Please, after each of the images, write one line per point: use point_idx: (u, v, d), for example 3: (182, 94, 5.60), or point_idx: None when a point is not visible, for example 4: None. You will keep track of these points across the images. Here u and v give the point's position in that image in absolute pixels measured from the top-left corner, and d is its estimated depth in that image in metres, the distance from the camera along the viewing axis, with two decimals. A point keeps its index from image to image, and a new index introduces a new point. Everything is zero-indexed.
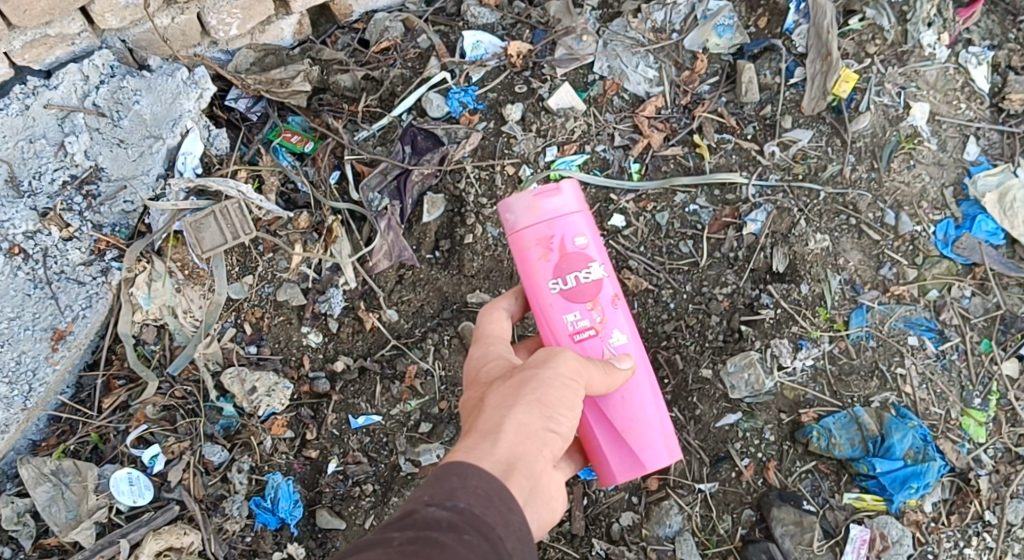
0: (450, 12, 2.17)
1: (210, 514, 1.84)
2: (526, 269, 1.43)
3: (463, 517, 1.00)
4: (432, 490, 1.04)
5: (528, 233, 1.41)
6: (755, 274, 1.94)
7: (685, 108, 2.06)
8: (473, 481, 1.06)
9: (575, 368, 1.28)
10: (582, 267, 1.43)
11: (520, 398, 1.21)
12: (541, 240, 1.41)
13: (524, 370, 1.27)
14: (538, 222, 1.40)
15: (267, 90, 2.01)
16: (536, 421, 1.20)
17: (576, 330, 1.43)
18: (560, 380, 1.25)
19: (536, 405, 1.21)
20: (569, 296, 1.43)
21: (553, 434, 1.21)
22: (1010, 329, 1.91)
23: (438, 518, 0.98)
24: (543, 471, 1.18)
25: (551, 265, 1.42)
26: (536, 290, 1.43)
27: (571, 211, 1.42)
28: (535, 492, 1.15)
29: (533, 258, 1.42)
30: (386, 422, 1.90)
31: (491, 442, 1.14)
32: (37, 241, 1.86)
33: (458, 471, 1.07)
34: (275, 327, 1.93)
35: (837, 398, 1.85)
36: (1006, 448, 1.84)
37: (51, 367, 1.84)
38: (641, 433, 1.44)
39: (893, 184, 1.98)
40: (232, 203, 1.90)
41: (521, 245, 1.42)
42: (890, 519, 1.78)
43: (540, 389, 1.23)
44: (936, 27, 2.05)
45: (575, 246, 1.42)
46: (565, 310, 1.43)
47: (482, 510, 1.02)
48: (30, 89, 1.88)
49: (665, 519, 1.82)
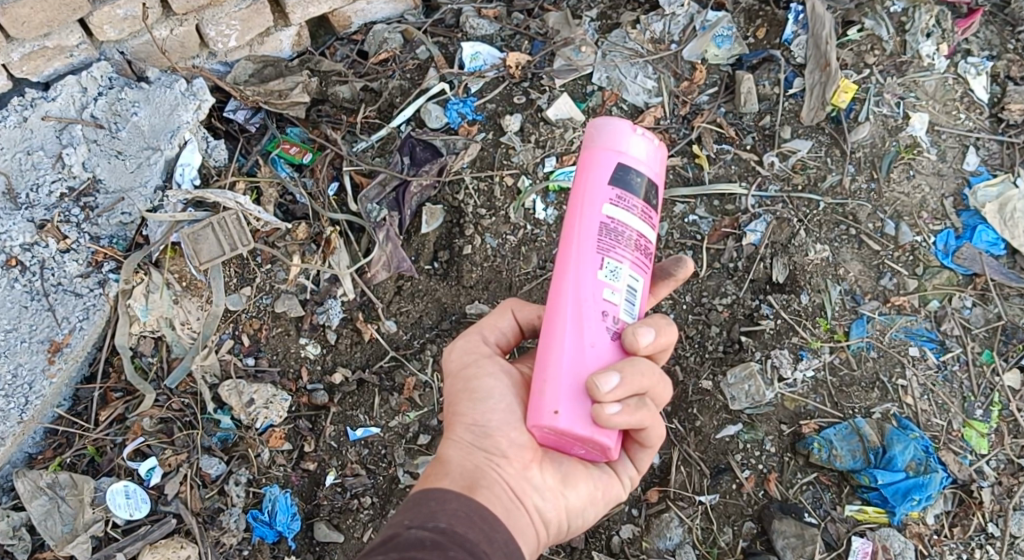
0: (448, 23, 2.19)
1: (208, 527, 1.81)
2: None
3: (447, 535, 1.02)
4: (410, 515, 1.06)
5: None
6: (755, 284, 1.93)
7: (684, 118, 2.06)
8: (451, 503, 1.08)
9: (463, 353, 1.28)
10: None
11: (448, 419, 1.25)
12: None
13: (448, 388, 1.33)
14: None
15: (266, 101, 2.03)
16: (466, 435, 1.22)
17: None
18: (460, 378, 1.26)
19: (459, 418, 1.23)
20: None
21: (491, 437, 1.20)
22: (1012, 340, 1.89)
23: (421, 538, 1.00)
24: (494, 476, 1.17)
25: None
26: None
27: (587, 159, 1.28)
28: (504, 501, 1.16)
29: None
30: (386, 433, 1.88)
31: (441, 471, 1.18)
32: (34, 253, 1.86)
33: (434, 495, 1.10)
34: (273, 338, 1.92)
35: (837, 409, 1.84)
36: (1009, 459, 1.82)
37: (48, 379, 1.83)
38: None
39: (892, 195, 1.97)
40: (230, 214, 1.89)
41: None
42: (893, 532, 1.75)
43: (451, 400, 1.26)
44: (934, 37, 2.07)
45: None
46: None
47: (463, 528, 1.04)
48: (29, 101, 1.90)
49: (666, 531, 1.80)
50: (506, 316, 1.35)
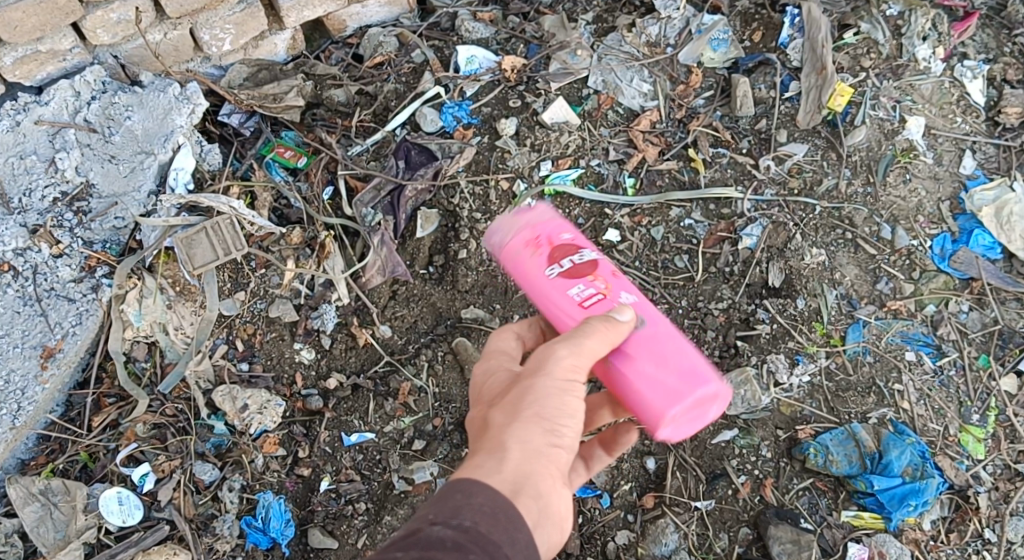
0: (444, 27, 2.18)
1: (201, 533, 1.80)
2: (520, 271, 1.32)
3: (469, 535, 0.95)
4: (434, 509, 0.99)
5: (513, 241, 1.33)
6: (751, 288, 1.93)
7: (680, 122, 2.06)
8: (478, 498, 1.01)
9: (570, 358, 1.15)
10: (572, 252, 1.31)
11: (519, 416, 1.12)
12: (526, 238, 1.33)
13: (523, 381, 1.16)
14: (525, 228, 1.33)
15: (260, 105, 2.02)
16: (537, 438, 1.12)
17: (584, 298, 1.27)
18: (558, 388, 1.14)
19: (535, 421, 1.12)
20: (567, 275, 1.29)
21: (558, 449, 1.13)
22: (1009, 344, 1.89)
23: (443, 537, 0.93)
24: (554, 490, 1.11)
25: (538, 259, 1.31)
26: (537, 287, 1.31)
27: (548, 213, 1.35)
28: (549, 515, 1.08)
29: (524, 258, 1.32)
30: (380, 439, 1.87)
31: (498, 461, 1.08)
32: (27, 258, 1.85)
33: (462, 488, 1.03)
34: (268, 344, 1.91)
35: (834, 414, 1.83)
36: (1006, 464, 1.81)
37: (40, 385, 1.82)
38: (676, 365, 1.22)
39: (888, 199, 1.97)
40: (224, 218, 1.88)
41: (511, 253, 1.33)
42: (890, 538, 1.74)
43: (537, 398, 1.13)
44: (931, 41, 2.07)
45: (564, 238, 1.32)
46: (566, 287, 1.29)
47: (488, 528, 0.98)
48: (22, 105, 1.89)
49: (662, 538, 1.78)
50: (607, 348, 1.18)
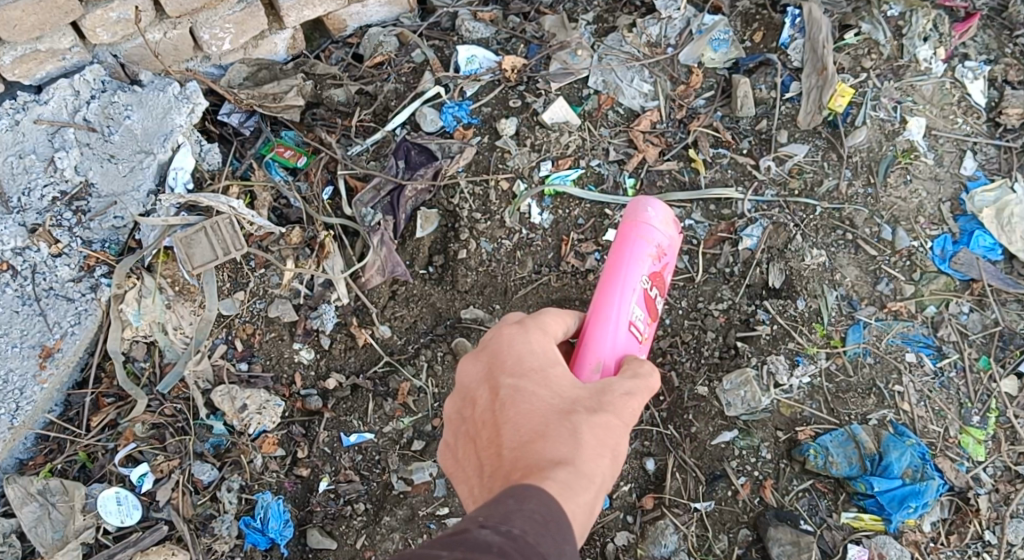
0: (444, 27, 2.18)
1: (200, 533, 1.80)
2: (632, 255, 1.44)
3: (516, 545, 0.92)
4: (485, 512, 0.97)
5: (654, 231, 1.46)
6: (751, 289, 1.92)
7: (681, 122, 2.06)
8: (531, 503, 0.98)
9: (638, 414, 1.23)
10: (659, 288, 1.49)
11: (607, 451, 1.12)
12: (658, 244, 1.47)
13: (610, 415, 1.17)
14: (667, 239, 1.48)
15: (260, 104, 2.01)
16: (607, 474, 1.12)
17: (636, 325, 1.43)
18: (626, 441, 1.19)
19: (612, 461, 1.13)
20: (643, 298, 1.45)
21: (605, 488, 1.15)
22: (1009, 346, 1.88)
23: (489, 542, 0.91)
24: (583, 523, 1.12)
25: (651, 265, 1.45)
26: (628, 276, 1.43)
27: (676, 247, 1.52)
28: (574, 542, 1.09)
29: (644, 250, 1.45)
30: (379, 439, 1.87)
31: (584, 487, 1.05)
32: (25, 257, 1.85)
33: (517, 492, 1.00)
34: (267, 343, 1.91)
35: (834, 415, 1.82)
36: (1007, 466, 1.80)
37: (39, 385, 1.82)
38: None
39: (889, 200, 1.97)
40: (224, 218, 1.87)
41: (641, 235, 1.45)
42: (889, 539, 1.74)
43: (619, 439, 1.15)
44: (932, 41, 2.06)
45: (664, 278, 1.50)
46: (637, 303, 1.43)
47: (536, 538, 0.95)
48: (21, 104, 1.89)
49: (661, 539, 1.78)
50: None
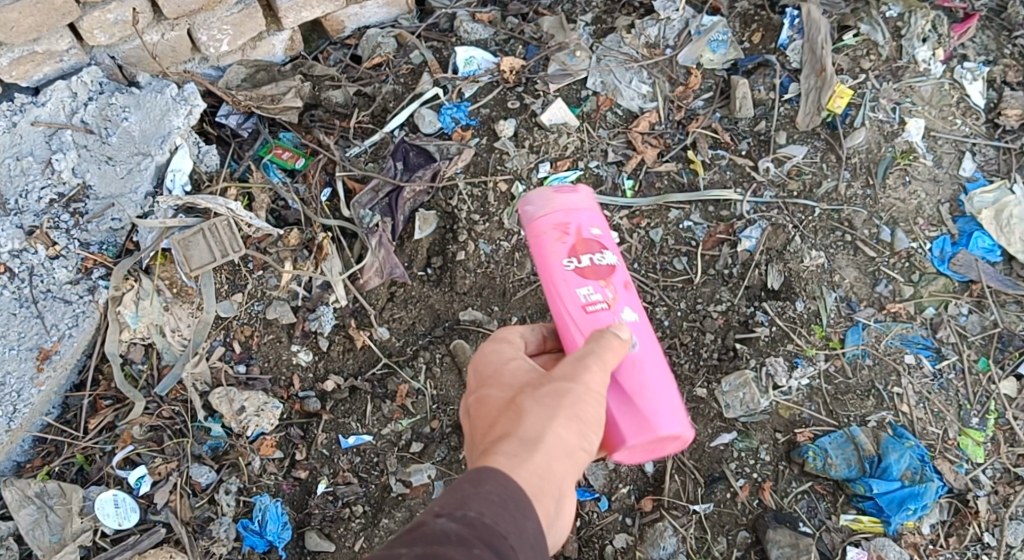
0: (442, 28, 2.18)
1: (197, 536, 1.79)
2: (541, 253, 1.32)
3: (473, 530, 0.95)
4: (442, 499, 0.99)
5: (544, 217, 1.31)
6: (750, 291, 1.92)
7: (679, 124, 2.05)
8: (486, 486, 1.01)
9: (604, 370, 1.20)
10: (597, 248, 1.32)
11: (563, 412, 1.14)
12: (557, 222, 1.31)
13: (567, 378, 1.18)
14: (563, 210, 1.32)
15: (258, 105, 2.01)
16: (572, 438, 1.13)
17: (589, 308, 1.29)
18: (600, 397, 1.18)
19: (576, 422, 1.14)
20: (581, 277, 1.30)
21: (584, 452, 1.15)
22: (1009, 347, 1.88)
23: (447, 531, 0.94)
24: (570, 490, 1.13)
25: (564, 246, 1.31)
26: (548, 273, 1.31)
27: (584, 201, 1.34)
28: (557, 511, 1.10)
29: (546, 241, 1.31)
30: (377, 441, 1.86)
31: (528, 455, 1.08)
32: (23, 259, 1.84)
33: (473, 477, 1.03)
34: (265, 346, 1.91)
35: (833, 417, 1.82)
36: (1006, 468, 1.80)
37: (36, 387, 1.82)
38: (652, 397, 1.26)
39: (888, 201, 1.96)
40: (221, 220, 1.87)
41: (538, 230, 1.31)
42: (888, 541, 1.73)
43: (576, 402, 1.15)
44: (931, 42, 2.06)
45: (591, 232, 1.33)
46: (577, 284, 1.30)
47: (494, 519, 0.98)
48: (18, 106, 1.89)
49: (660, 541, 1.77)
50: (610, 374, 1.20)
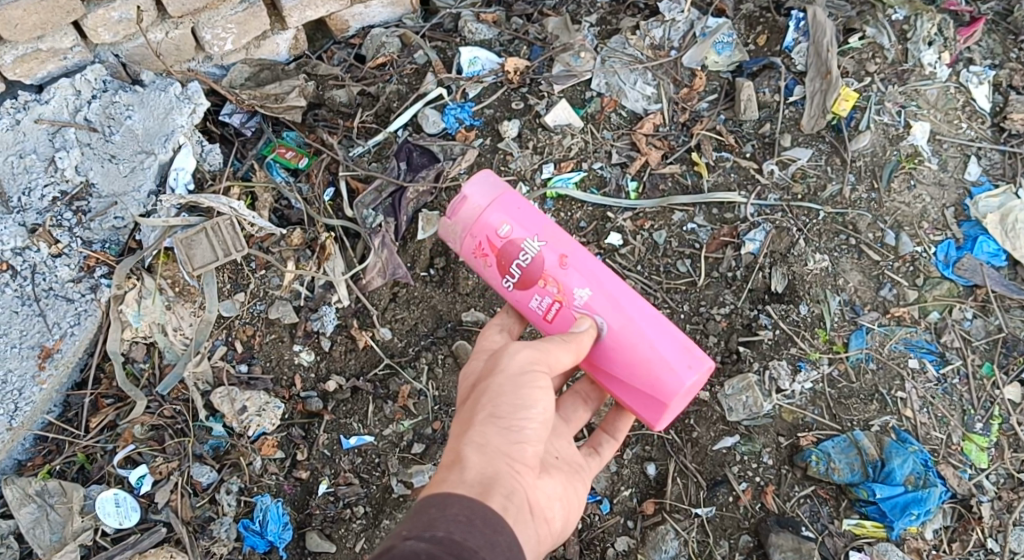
0: (447, 28, 2.18)
1: (198, 536, 1.79)
2: (482, 276, 1.49)
3: (442, 546, 0.97)
4: (411, 524, 1.03)
5: (463, 249, 1.47)
6: (753, 294, 1.91)
7: (684, 126, 2.05)
8: (451, 509, 1.05)
9: (527, 361, 1.29)
10: (516, 251, 1.43)
11: (476, 418, 1.24)
12: (472, 247, 1.46)
13: (481, 384, 1.30)
14: (465, 233, 1.45)
15: (261, 105, 2.01)
16: (498, 437, 1.22)
17: (546, 311, 1.45)
18: (514, 382, 1.27)
19: (492, 421, 1.24)
20: (522, 286, 1.45)
21: (520, 444, 1.23)
22: (1013, 352, 1.87)
23: (418, 550, 0.96)
24: (520, 482, 1.20)
25: (492, 265, 1.46)
26: (500, 291, 1.48)
27: (482, 206, 1.43)
28: (517, 507, 1.16)
29: (481, 266, 1.47)
30: (379, 442, 1.86)
31: (457, 470, 1.17)
32: (25, 258, 1.84)
33: (438, 501, 1.07)
34: (267, 345, 1.90)
35: (836, 421, 1.82)
36: (1009, 474, 1.79)
37: (38, 386, 1.81)
38: (649, 373, 1.41)
39: (893, 205, 1.96)
40: (224, 220, 1.87)
41: (467, 260, 1.49)
42: (891, 547, 1.73)
43: (494, 399, 1.25)
44: (937, 46, 2.06)
45: (502, 237, 1.43)
46: (527, 298, 1.46)
47: (462, 536, 1.01)
48: (22, 104, 1.88)
49: (662, 544, 1.77)
50: (557, 354, 1.31)
